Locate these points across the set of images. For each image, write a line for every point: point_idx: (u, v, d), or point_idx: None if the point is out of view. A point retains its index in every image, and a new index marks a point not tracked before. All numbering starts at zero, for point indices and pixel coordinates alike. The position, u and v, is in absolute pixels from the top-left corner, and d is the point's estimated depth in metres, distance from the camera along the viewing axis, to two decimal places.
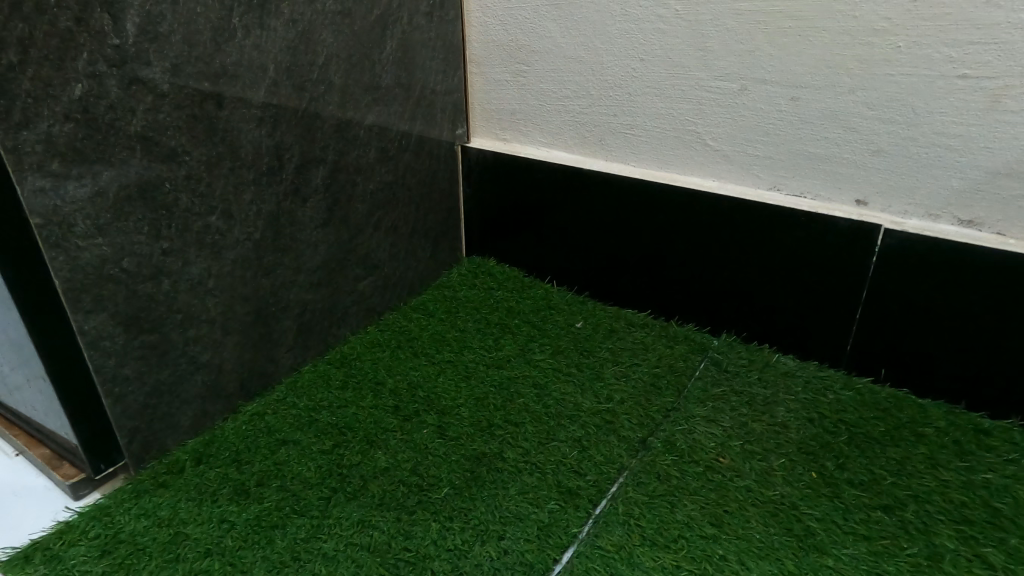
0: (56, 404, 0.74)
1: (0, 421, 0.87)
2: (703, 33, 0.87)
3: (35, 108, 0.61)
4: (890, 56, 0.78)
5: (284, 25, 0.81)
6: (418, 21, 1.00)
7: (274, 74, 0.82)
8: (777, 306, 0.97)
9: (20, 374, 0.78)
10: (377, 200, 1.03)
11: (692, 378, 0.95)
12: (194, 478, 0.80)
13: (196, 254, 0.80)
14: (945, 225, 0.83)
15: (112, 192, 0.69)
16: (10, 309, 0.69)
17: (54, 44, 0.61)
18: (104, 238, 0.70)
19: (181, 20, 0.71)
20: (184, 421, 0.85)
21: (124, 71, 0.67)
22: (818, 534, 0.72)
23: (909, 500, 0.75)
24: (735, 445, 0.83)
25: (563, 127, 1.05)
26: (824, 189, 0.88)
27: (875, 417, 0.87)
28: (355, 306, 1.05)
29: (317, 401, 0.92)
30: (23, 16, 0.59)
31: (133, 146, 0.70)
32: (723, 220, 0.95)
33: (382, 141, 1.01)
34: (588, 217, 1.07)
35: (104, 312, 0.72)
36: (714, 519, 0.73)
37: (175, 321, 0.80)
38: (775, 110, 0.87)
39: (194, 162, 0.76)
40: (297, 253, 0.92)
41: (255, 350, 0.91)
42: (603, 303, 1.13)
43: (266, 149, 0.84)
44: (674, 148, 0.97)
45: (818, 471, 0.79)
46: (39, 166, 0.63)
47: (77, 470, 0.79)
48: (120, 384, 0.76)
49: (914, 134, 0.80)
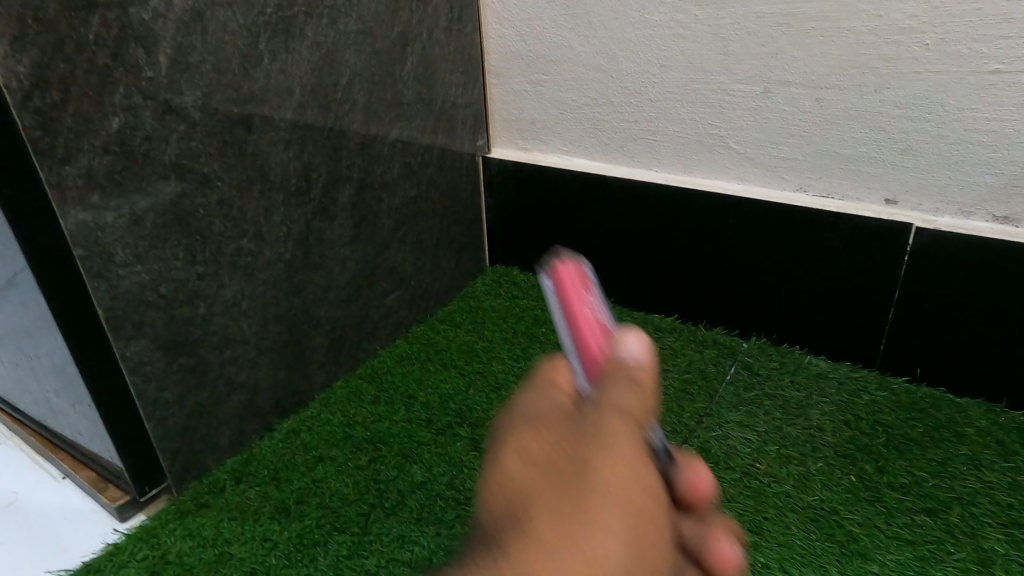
0: (101, 428, 0.76)
1: (46, 445, 0.89)
2: (723, 38, 0.87)
3: (76, 143, 0.63)
4: (918, 54, 0.77)
5: (309, 48, 0.83)
6: (437, 36, 1.01)
7: (301, 96, 0.83)
8: (807, 307, 0.96)
9: (64, 399, 0.79)
10: (402, 214, 1.04)
11: (723, 383, 0.95)
12: (234, 497, 0.81)
13: (230, 277, 0.81)
14: (979, 222, 0.82)
15: (149, 220, 0.71)
16: (56, 338, 0.70)
17: (92, 80, 0.63)
18: (143, 265, 0.72)
19: (211, 49, 0.72)
20: (223, 440, 0.86)
21: (158, 102, 0.69)
22: (861, 539, 0.71)
23: (953, 502, 0.75)
24: (771, 450, 0.83)
25: (584, 135, 1.05)
26: (852, 189, 0.88)
27: (912, 417, 0.86)
28: (384, 320, 1.06)
29: (351, 416, 0.94)
30: (64, 56, 0.60)
31: (168, 174, 0.71)
32: (750, 224, 0.95)
33: (405, 156, 1.01)
34: (612, 222, 1.07)
35: (145, 337, 0.74)
36: (754, 526, 0.73)
37: (212, 343, 0.81)
38: (799, 111, 0.86)
39: (226, 187, 0.78)
40: (327, 271, 0.93)
41: (288, 368, 0.92)
42: (629, 308, 1.13)
43: (294, 171, 0.85)
44: (697, 152, 0.96)
45: (857, 474, 0.79)
46: (81, 199, 0.65)
47: (122, 492, 0.81)
48: (162, 407, 0.78)
49: (944, 132, 0.79)
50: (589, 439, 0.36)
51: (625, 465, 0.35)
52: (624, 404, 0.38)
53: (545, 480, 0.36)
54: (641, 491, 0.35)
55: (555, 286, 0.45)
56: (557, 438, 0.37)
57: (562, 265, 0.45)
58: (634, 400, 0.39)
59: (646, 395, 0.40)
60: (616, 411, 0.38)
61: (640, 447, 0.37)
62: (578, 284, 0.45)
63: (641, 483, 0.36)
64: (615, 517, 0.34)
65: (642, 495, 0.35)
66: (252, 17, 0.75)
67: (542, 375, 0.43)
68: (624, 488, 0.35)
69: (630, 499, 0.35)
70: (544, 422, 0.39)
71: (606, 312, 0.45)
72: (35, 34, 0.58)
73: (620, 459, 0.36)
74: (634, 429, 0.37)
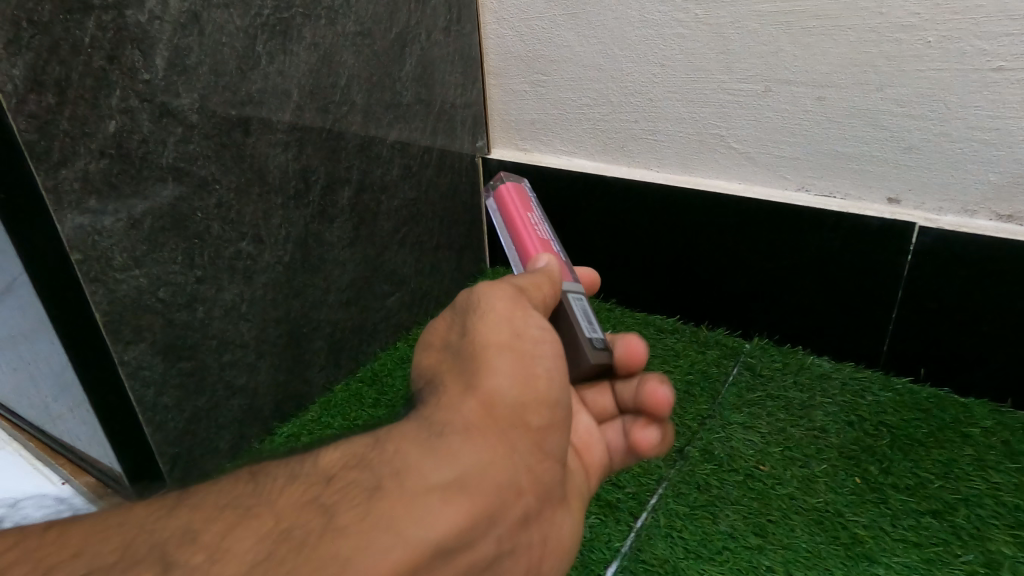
0: (99, 434, 0.76)
1: (45, 450, 0.89)
2: (724, 36, 0.87)
3: (72, 147, 0.63)
4: (920, 52, 0.77)
5: (307, 49, 0.82)
6: (436, 36, 1.00)
7: (299, 98, 0.83)
8: (809, 307, 0.96)
9: (62, 404, 0.79)
10: (402, 216, 1.03)
11: (726, 384, 0.94)
12: None
13: (229, 280, 0.80)
14: (983, 220, 0.81)
15: (147, 223, 0.70)
16: (54, 343, 0.70)
17: (88, 83, 0.62)
18: (140, 269, 0.71)
19: (208, 51, 0.72)
20: (222, 445, 0.86)
21: (155, 105, 0.68)
22: (866, 542, 0.71)
23: (960, 504, 0.74)
24: (774, 452, 0.82)
25: (585, 135, 1.04)
26: (854, 188, 0.87)
27: (917, 418, 0.86)
28: (384, 322, 1.05)
29: (352, 420, 0.93)
30: (60, 59, 0.60)
31: (165, 177, 0.71)
32: (752, 224, 0.94)
33: (405, 158, 1.01)
34: (612, 223, 1.07)
35: (143, 342, 0.73)
36: (758, 529, 0.73)
37: (211, 347, 0.81)
38: (801, 110, 0.86)
39: (225, 191, 0.77)
40: (326, 274, 0.93)
41: (288, 372, 0.92)
42: (630, 309, 1.12)
43: (293, 173, 0.85)
44: (698, 152, 0.96)
45: (862, 476, 0.78)
46: (78, 203, 0.64)
47: (121, 496, 0.82)
48: (161, 412, 0.77)
49: (947, 130, 0.79)
50: (474, 311, 0.50)
51: (510, 322, 0.49)
52: (509, 291, 0.51)
53: (451, 356, 0.48)
54: (525, 339, 0.48)
55: (500, 204, 0.63)
56: (455, 326, 0.50)
57: (506, 186, 0.63)
58: (534, 296, 0.52)
59: (547, 290, 0.54)
60: (503, 296, 0.50)
61: (528, 313, 0.50)
62: (518, 202, 0.62)
63: (524, 332, 0.49)
64: (504, 356, 0.47)
65: (526, 340, 0.48)
66: (249, 19, 0.75)
67: (476, 297, 0.50)
68: (508, 339, 0.48)
69: (516, 344, 0.48)
70: (448, 318, 0.52)
71: (543, 226, 0.63)
72: (30, 37, 0.58)
73: (500, 318, 0.49)
74: (522, 305, 0.50)
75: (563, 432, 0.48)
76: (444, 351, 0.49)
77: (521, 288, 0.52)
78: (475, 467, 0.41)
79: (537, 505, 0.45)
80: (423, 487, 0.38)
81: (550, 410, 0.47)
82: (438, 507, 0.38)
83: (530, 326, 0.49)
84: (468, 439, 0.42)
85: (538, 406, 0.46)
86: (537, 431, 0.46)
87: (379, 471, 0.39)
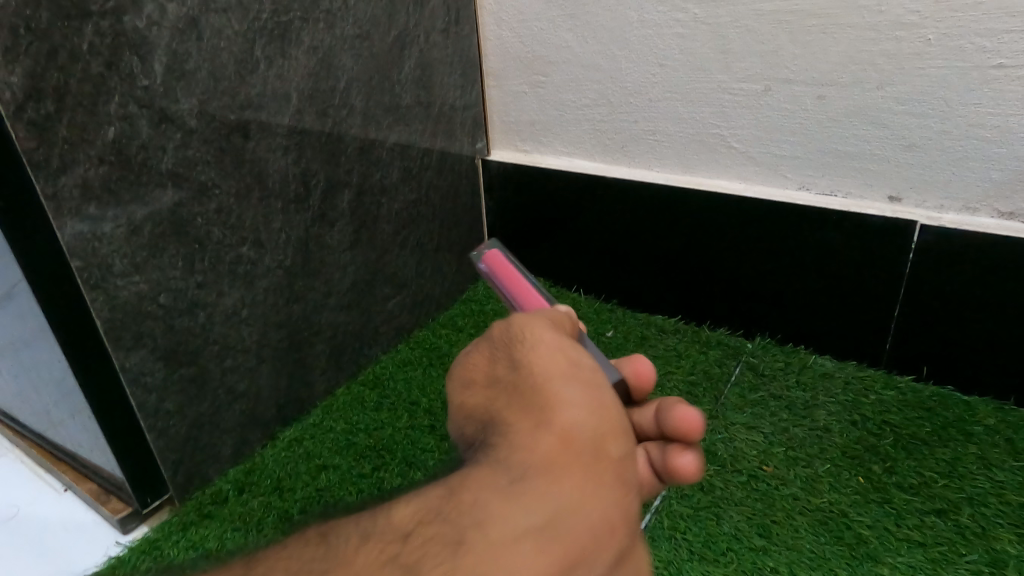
0: (101, 441, 0.76)
1: (46, 456, 0.89)
2: (723, 36, 0.86)
3: (71, 153, 0.62)
4: (920, 50, 0.76)
5: (306, 53, 0.82)
6: (435, 38, 1.00)
7: (298, 101, 0.82)
8: (811, 306, 0.96)
9: (64, 411, 0.79)
10: (402, 219, 1.03)
11: (729, 384, 0.94)
12: (237, 508, 0.81)
13: (229, 285, 0.80)
14: (984, 218, 0.81)
15: (146, 229, 0.70)
16: (55, 350, 0.70)
17: (87, 89, 0.62)
18: (141, 275, 0.71)
19: (206, 56, 0.71)
20: (225, 450, 0.86)
21: (154, 111, 0.68)
22: (871, 542, 0.71)
23: (964, 503, 0.74)
24: (778, 453, 0.82)
25: (584, 136, 1.04)
26: (855, 187, 0.87)
27: (920, 416, 0.86)
28: (385, 325, 1.05)
29: (354, 424, 0.93)
30: (58, 66, 0.60)
31: (165, 183, 0.71)
32: (752, 223, 0.94)
33: (404, 160, 1.01)
34: (613, 223, 1.07)
35: (144, 348, 0.73)
36: (762, 530, 0.73)
37: (212, 352, 0.80)
38: (801, 109, 0.85)
39: (225, 196, 0.77)
40: (327, 277, 0.93)
41: (290, 376, 0.92)
42: (632, 310, 1.12)
43: (293, 177, 0.84)
44: (698, 152, 0.95)
45: (866, 475, 0.78)
46: (78, 210, 0.64)
47: (124, 504, 0.80)
48: (162, 418, 0.77)
49: (948, 128, 0.78)
50: (520, 336, 0.43)
51: (561, 350, 0.43)
52: (546, 322, 0.45)
53: (500, 387, 0.42)
54: (581, 366, 0.42)
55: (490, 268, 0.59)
56: (494, 351, 0.44)
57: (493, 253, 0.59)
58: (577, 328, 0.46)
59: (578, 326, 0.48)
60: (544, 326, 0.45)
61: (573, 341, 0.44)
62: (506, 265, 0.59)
63: (578, 360, 0.43)
64: (565, 389, 0.41)
65: (583, 367, 0.42)
66: (247, 23, 0.75)
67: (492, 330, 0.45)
68: (564, 369, 0.42)
69: (576, 375, 0.42)
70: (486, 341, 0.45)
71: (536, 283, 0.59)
72: (28, 44, 0.58)
73: (550, 341, 0.43)
74: (565, 334, 0.45)
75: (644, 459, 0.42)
76: (487, 387, 0.43)
77: (559, 322, 0.46)
78: (563, 515, 0.35)
79: (636, 542, 0.39)
80: (508, 547, 0.33)
81: (628, 438, 0.41)
82: (527, 568, 0.33)
83: (582, 355, 0.43)
84: (549, 487, 0.36)
85: (618, 436, 0.40)
86: (621, 460, 0.39)
87: (440, 534, 0.33)
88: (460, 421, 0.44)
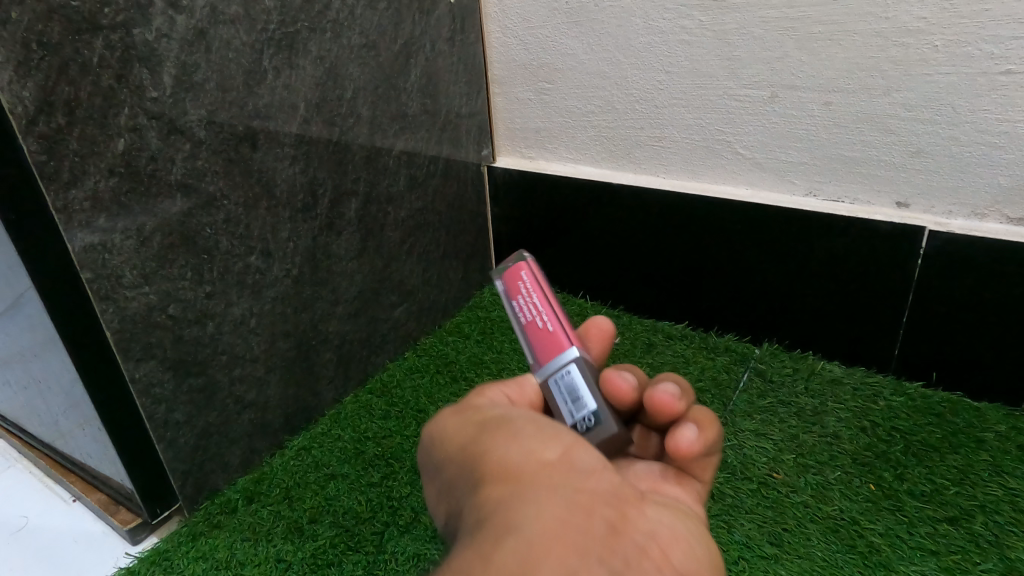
0: (111, 452, 0.76)
1: (56, 467, 0.89)
2: (729, 43, 0.86)
3: (81, 166, 0.63)
4: (927, 56, 0.76)
5: (313, 63, 0.82)
6: (440, 47, 1.00)
7: (306, 111, 0.82)
8: (819, 312, 0.96)
9: (73, 421, 0.79)
10: (408, 227, 1.03)
11: (737, 391, 0.94)
12: (247, 518, 0.81)
13: (238, 295, 0.80)
14: (993, 224, 0.81)
15: (156, 240, 0.70)
16: (65, 362, 0.70)
17: (97, 102, 0.62)
18: (150, 286, 0.71)
19: (215, 67, 0.72)
20: (233, 460, 0.86)
21: (163, 122, 0.68)
22: (883, 550, 0.70)
23: (976, 511, 0.74)
24: (787, 460, 0.82)
25: (590, 143, 1.04)
26: (863, 193, 0.87)
27: (929, 423, 0.85)
28: (392, 333, 1.05)
29: (362, 433, 0.93)
30: (69, 79, 0.60)
31: (174, 194, 0.71)
32: (759, 229, 0.94)
33: (411, 168, 1.01)
34: (619, 229, 1.07)
35: (154, 359, 0.73)
36: (773, 538, 0.73)
37: (221, 362, 0.80)
38: (808, 115, 0.85)
39: (233, 206, 0.77)
40: (334, 286, 0.93)
41: (298, 385, 0.92)
42: (638, 316, 1.12)
43: (301, 187, 0.85)
44: (704, 158, 0.95)
45: (876, 483, 0.78)
46: (88, 222, 0.64)
47: (134, 514, 0.81)
48: (172, 429, 0.77)
49: (955, 133, 0.78)
50: (441, 441, 0.48)
51: (474, 416, 0.48)
52: (455, 409, 0.51)
53: (453, 481, 0.46)
54: (493, 419, 0.48)
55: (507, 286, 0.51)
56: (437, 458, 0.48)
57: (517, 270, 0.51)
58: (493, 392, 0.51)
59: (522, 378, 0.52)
60: (454, 415, 0.50)
61: (484, 404, 0.50)
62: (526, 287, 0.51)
63: (490, 416, 0.48)
64: (489, 436, 0.45)
65: (497, 416, 0.48)
66: (255, 33, 0.75)
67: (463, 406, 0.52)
68: (480, 428, 0.47)
69: (491, 425, 0.47)
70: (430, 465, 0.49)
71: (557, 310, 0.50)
72: (39, 59, 0.58)
73: (465, 425, 0.48)
74: (475, 404, 0.50)
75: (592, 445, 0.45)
76: (440, 480, 0.47)
77: (498, 388, 0.51)
78: (534, 520, 0.38)
79: (619, 509, 0.41)
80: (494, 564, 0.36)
81: (561, 435, 0.44)
82: (526, 575, 0.35)
83: (491, 409, 0.49)
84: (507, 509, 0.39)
85: (548, 439, 0.44)
86: (567, 461, 0.42)
87: None
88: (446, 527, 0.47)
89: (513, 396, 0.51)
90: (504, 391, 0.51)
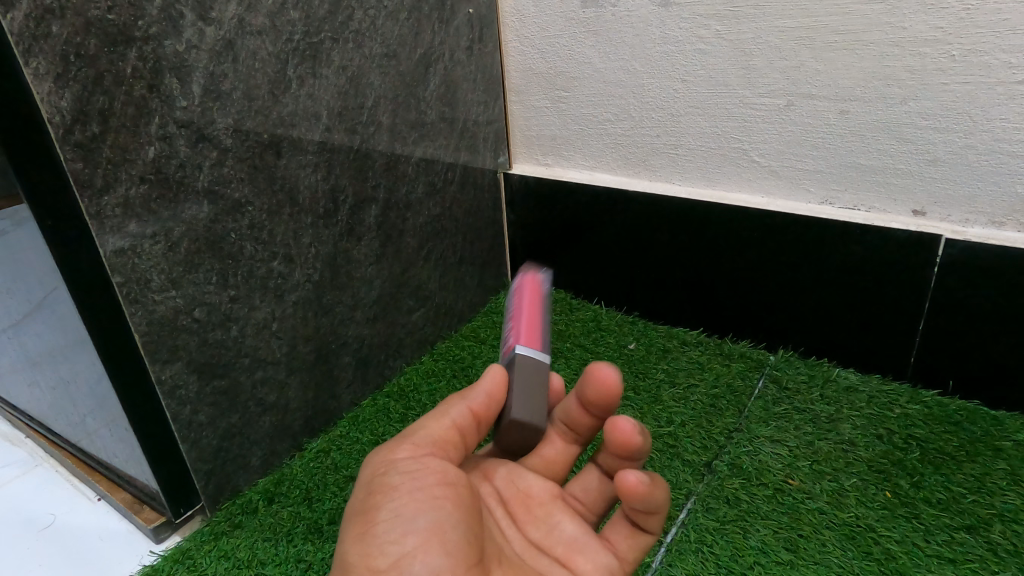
0: (136, 451, 0.77)
1: (82, 466, 0.91)
2: (745, 52, 0.87)
3: (114, 173, 0.64)
4: (944, 65, 0.77)
5: (335, 72, 0.84)
6: (459, 56, 1.02)
7: (328, 119, 0.84)
8: (832, 318, 0.96)
9: (100, 421, 0.81)
10: (426, 232, 1.05)
11: (752, 397, 0.94)
12: (268, 518, 0.83)
13: (261, 299, 0.82)
14: (1011, 232, 0.81)
15: (183, 245, 0.72)
16: (94, 363, 0.72)
17: (130, 111, 0.64)
18: (177, 290, 0.73)
19: (241, 77, 0.73)
20: (254, 461, 0.87)
21: (192, 131, 0.70)
22: (899, 557, 0.71)
23: (995, 519, 0.74)
24: (803, 466, 0.82)
25: (605, 150, 1.05)
26: (879, 201, 0.87)
27: (947, 432, 0.85)
28: (409, 338, 1.07)
29: (380, 435, 0.94)
30: (104, 90, 0.62)
31: (201, 199, 0.72)
32: (775, 237, 0.95)
33: (429, 174, 1.02)
34: (635, 236, 1.07)
35: (180, 361, 0.75)
36: (790, 544, 0.73)
37: (244, 365, 0.82)
38: (824, 124, 0.86)
39: (257, 212, 0.79)
40: (354, 290, 0.94)
41: (317, 389, 0.93)
42: (653, 322, 1.13)
43: (322, 194, 0.86)
44: (720, 166, 0.96)
45: (893, 490, 0.78)
46: (119, 227, 0.66)
47: (158, 514, 0.82)
48: (196, 430, 0.79)
49: (972, 142, 0.79)
50: (415, 450, 0.55)
51: (376, 476, 0.54)
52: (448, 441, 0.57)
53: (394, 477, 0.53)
54: (383, 482, 0.53)
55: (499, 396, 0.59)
56: (396, 450, 0.56)
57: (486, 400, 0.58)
58: (410, 427, 0.58)
59: (447, 409, 0.58)
60: (379, 450, 0.56)
61: (396, 458, 0.55)
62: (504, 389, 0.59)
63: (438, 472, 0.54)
64: (365, 517, 0.52)
65: (388, 492, 0.52)
66: (281, 44, 0.77)
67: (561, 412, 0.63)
68: (374, 493, 0.53)
69: (378, 496, 0.53)
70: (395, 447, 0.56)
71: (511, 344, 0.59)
72: (78, 70, 0.60)
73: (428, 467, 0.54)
74: (391, 454, 0.55)
75: (444, 532, 0.51)
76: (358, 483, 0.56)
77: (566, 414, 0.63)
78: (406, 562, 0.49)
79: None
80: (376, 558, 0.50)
81: (408, 535, 0.50)
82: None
83: (394, 479, 0.53)
84: None
85: (395, 541, 0.50)
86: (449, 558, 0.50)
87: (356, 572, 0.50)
88: (357, 495, 0.54)
89: (431, 437, 0.57)
90: (425, 422, 0.57)
